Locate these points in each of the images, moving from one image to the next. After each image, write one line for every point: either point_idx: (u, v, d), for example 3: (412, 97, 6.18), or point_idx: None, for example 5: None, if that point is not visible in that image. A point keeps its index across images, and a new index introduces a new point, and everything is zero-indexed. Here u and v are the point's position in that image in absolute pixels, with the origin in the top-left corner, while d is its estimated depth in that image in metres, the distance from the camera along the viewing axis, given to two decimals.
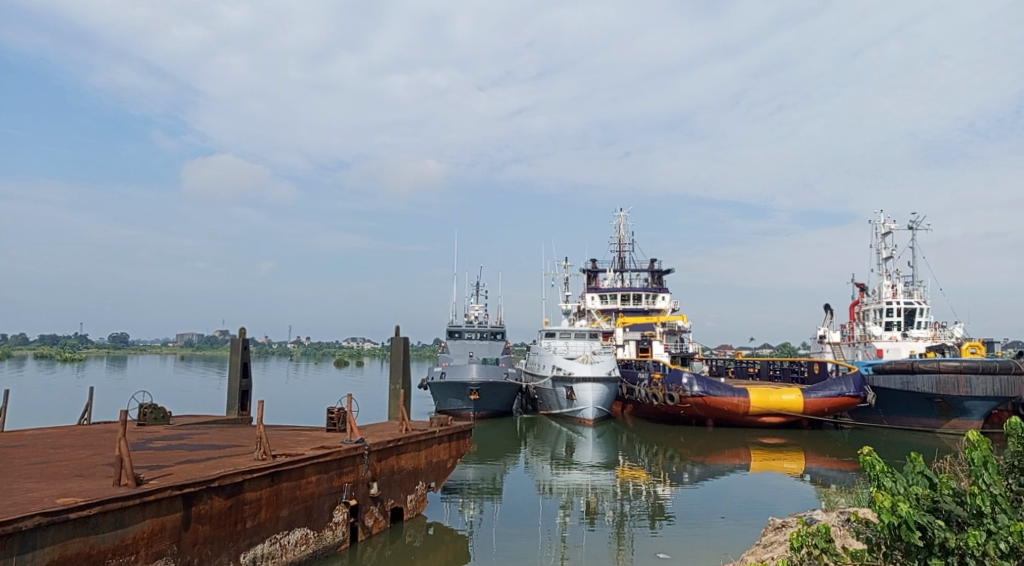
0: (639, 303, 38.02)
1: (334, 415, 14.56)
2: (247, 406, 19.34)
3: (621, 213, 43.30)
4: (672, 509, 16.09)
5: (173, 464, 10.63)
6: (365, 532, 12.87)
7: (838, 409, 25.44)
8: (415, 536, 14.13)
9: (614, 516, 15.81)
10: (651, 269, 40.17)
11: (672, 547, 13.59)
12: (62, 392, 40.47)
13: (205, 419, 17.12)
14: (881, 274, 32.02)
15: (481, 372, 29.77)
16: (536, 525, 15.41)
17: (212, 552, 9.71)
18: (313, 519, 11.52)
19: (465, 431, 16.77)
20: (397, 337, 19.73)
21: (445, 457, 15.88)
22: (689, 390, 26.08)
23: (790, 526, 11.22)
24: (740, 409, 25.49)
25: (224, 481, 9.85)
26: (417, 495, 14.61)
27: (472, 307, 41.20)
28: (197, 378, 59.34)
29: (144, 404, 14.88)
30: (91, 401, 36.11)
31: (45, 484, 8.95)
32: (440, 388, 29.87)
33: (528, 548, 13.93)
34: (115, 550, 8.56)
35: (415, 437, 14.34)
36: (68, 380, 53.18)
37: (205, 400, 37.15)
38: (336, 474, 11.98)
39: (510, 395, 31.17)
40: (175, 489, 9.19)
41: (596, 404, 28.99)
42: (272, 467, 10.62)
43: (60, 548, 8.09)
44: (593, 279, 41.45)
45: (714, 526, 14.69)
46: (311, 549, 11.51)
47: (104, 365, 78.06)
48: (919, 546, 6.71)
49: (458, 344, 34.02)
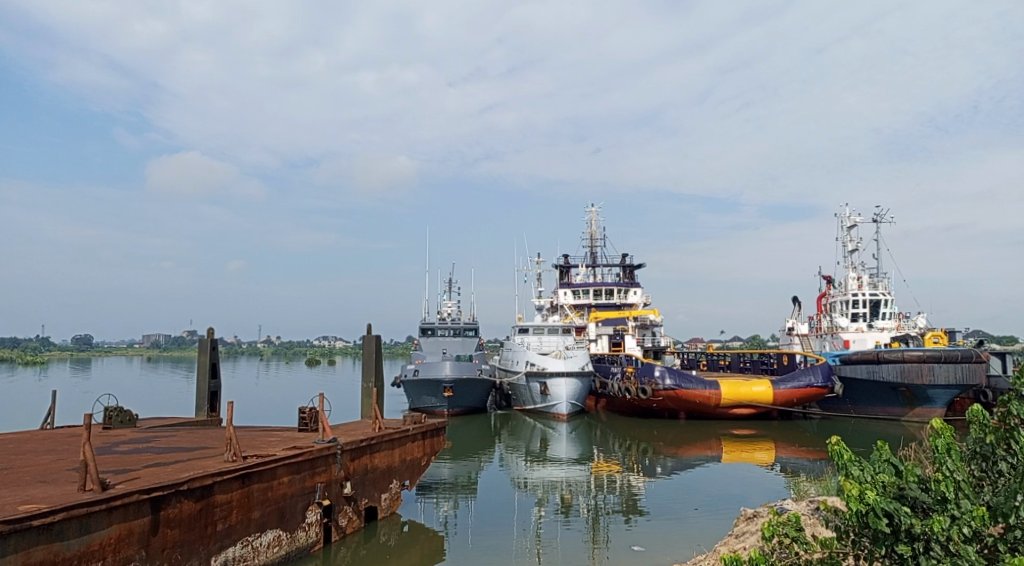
0: (611, 298, 38.25)
1: (306, 415, 14.42)
2: (215, 407, 19.07)
3: (592, 208, 43.50)
4: (645, 502, 16.21)
5: (141, 468, 10.46)
6: (339, 533, 12.79)
7: (808, 400, 25.77)
8: (390, 535, 14.06)
9: (589, 511, 15.83)
10: (622, 264, 40.34)
11: (647, 539, 13.66)
12: (25, 397, 39.73)
13: (173, 422, 16.84)
14: (847, 266, 32.47)
15: (455, 370, 29.77)
16: (511, 521, 15.41)
17: (182, 556, 9.58)
18: (285, 521, 11.40)
19: (439, 428, 16.73)
20: (368, 336, 19.60)
21: (418, 455, 15.79)
22: (662, 384, 26.20)
23: (761, 516, 11.35)
24: (712, 401, 25.72)
25: (193, 484, 9.71)
26: (391, 494, 14.54)
27: (445, 304, 41.07)
28: (166, 379, 58.63)
29: (109, 407, 14.65)
30: (54, 404, 35.45)
31: (6, 491, 8.74)
32: (413, 386, 29.77)
33: (503, 545, 13.88)
34: (81, 557, 8.41)
35: (388, 436, 14.26)
36: (29, 383, 52.41)
37: (172, 402, 36.57)
38: (308, 474, 11.87)
39: (484, 392, 31.18)
40: (142, 493, 9.04)
41: (570, 399, 29.05)
42: (243, 469, 10.49)
43: (23, 556, 7.91)
44: (565, 275, 41.50)
45: (688, 518, 14.80)
46: (284, 550, 11.41)
47: (72, 368, 76.93)
48: (886, 533, 6.79)
49: (430, 342, 33.88)
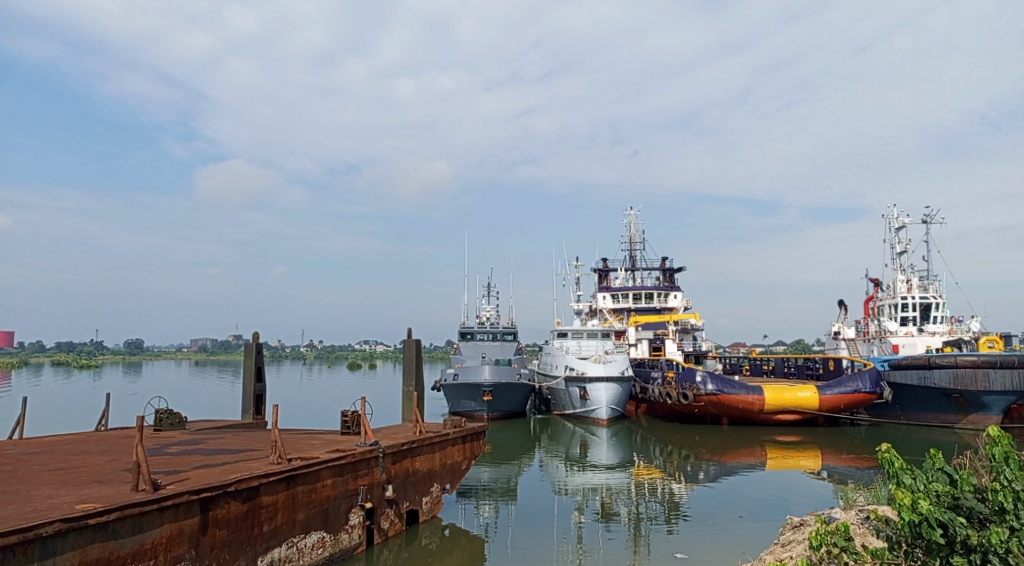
0: (651, 302, 37.94)
1: (348, 418, 14.59)
2: (261, 410, 19.35)
3: (631, 211, 43.36)
4: (687, 508, 16.09)
5: (190, 469, 10.69)
6: (381, 535, 12.91)
7: (855, 406, 25.30)
8: (431, 538, 14.15)
9: (630, 517, 15.76)
10: (662, 267, 40.03)
11: (690, 546, 13.57)
12: (78, 399, 40.80)
13: (222, 425, 17.16)
14: (895, 269, 31.77)
15: (494, 374, 29.80)
16: (552, 526, 15.39)
17: (229, 556, 9.76)
18: (328, 523, 11.54)
19: (478, 432, 16.77)
20: (409, 340, 19.77)
21: (459, 459, 15.86)
22: (703, 389, 26.01)
23: (808, 525, 11.12)
24: (755, 407, 25.39)
25: (240, 485, 9.87)
26: (431, 498, 14.63)
27: (484, 309, 41.23)
28: (212, 382, 59.75)
29: (159, 409, 14.98)
30: (106, 407, 36.26)
31: (63, 491, 9.00)
32: (454, 390, 29.99)
33: (542, 550, 13.84)
34: (135, 555, 8.61)
35: (428, 439, 14.32)
36: (85, 386, 54.40)
37: (218, 405, 37.16)
38: (351, 477, 12.01)
39: (524, 396, 31.20)
40: (192, 494, 9.22)
41: (610, 404, 28.91)
42: (288, 471, 10.65)
43: (80, 554, 8.12)
44: (604, 279, 41.30)
45: (731, 525, 14.64)
46: (328, 552, 11.56)
47: (124, 371, 79.07)
48: (940, 544, 6.66)
49: (470, 346, 34.01)
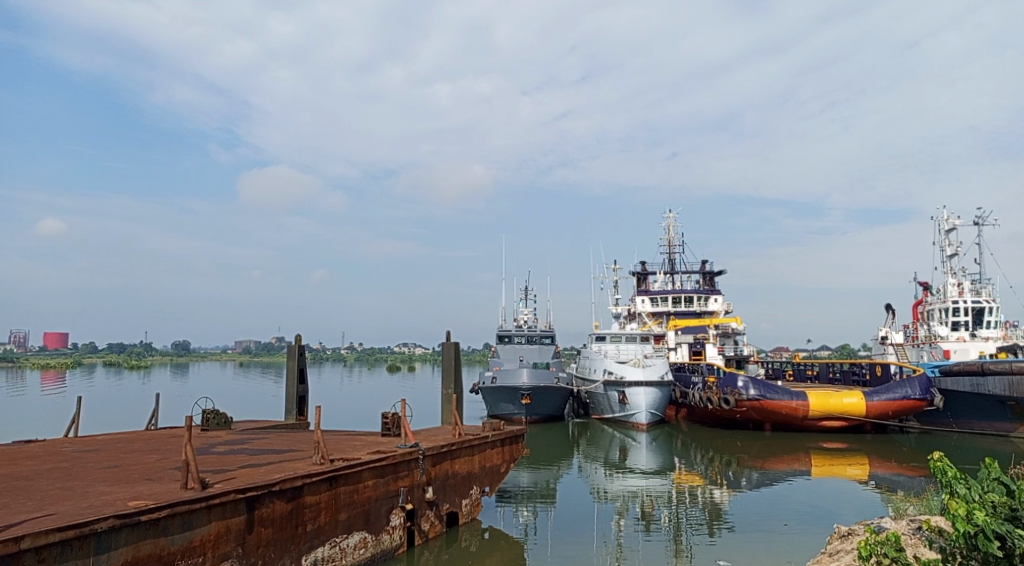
0: (691, 306, 37.59)
1: (388, 420, 14.75)
2: (303, 411, 19.60)
3: (670, 213, 43.08)
4: (729, 515, 15.91)
5: (236, 468, 10.88)
6: (422, 536, 12.99)
7: (903, 413, 24.78)
8: (471, 540, 14.20)
9: (670, 523, 15.68)
10: (702, 270, 39.66)
11: (733, 554, 13.42)
12: (128, 399, 41.81)
13: (265, 425, 17.43)
14: (946, 272, 31.05)
15: (533, 377, 29.79)
16: (591, 531, 15.34)
17: (274, 555, 9.91)
18: (370, 523, 11.64)
19: (518, 436, 16.80)
20: (448, 343, 19.89)
21: (498, 462, 15.90)
22: (746, 394, 25.73)
23: (856, 534, 10.89)
24: (799, 412, 25.01)
25: (285, 485, 10.02)
26: (471, 500, 14.67)
27: (522, 312, 41.28)
28: (255, 384, 60.69)
29: (206, 410, 15.27)
30: (154, 407, 37.07)
31: (117, 488, 9.22)
32: (492, 393, 30.13)
33: (583, 555, 13.82)
34: (184, 551, 8.79)
35: (468, 442, 14.38)
36: (135, 385, 56.05)
37: (261, 406, 37.72)
38: (392, 478, 12.10)
39: (562, 400, 31.14)
40: (239, 492, 9.37)
41: (649, 409, 28.69)
42: (330, 471, 10.77)
43: (133, 549, 8.31)
44: (643, 282, 41.04)
45: (776, 533, 14.45)
46: (369, 552, 11.66)
47: (172, 372, 80.95)
48: (998, 556, 6.50)
49: (508, 349, 34.06)
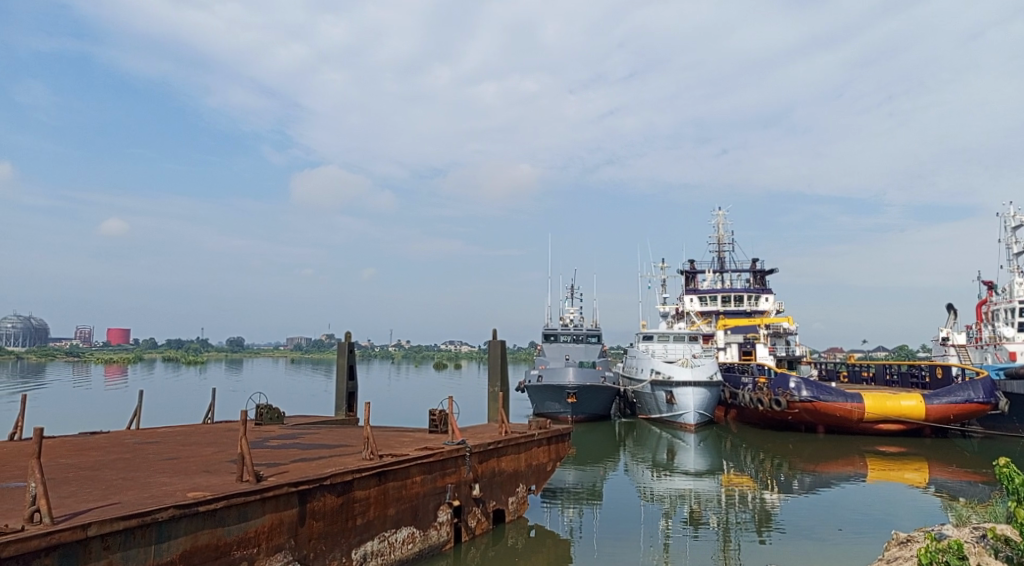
0: (741, 305, 37.04)
1: (435, 417, 14.82)
2: (353, 407, 19.83)
3: (719, 211, 42.54)
4: (780, 519, 15.61)
5: (289, 462, 11.05)
6: (468, 533, 13.03)
7: (965, 417, 24.04)
8: (517, 538, 14.21)
9: (719, 525, 15.46)
10: (753, 269, 39.05)
11: (784, 558, 13.19)
12: (186, 394, 42.77)
13: (316, 420, 17.72)
14: (1011, 271, 30.03)
15: (579, 376, 29.69)
16: (639, 531, 15.23)
17: (326, 548, 10.04)
18: (418, 518, 11.72)
19: (564, 435, 16.74)
20: (494, 341, 19.94)
21: (544, 460, 15.86)
22: (798, 395, 25.26)
23: (917, 541, 10.59)
24: (854, 415, 24.46)
25: (336, 479, 10.14)
26: (518, 498, 14.68)
27: (568, 310, 41.21)
28: (306, 379, 61.64)
29: (260, 405, 15.56)
30: (209, 402, 37.91)
31: (176, 479, 9.44)
32: (538, 391, 30.10)
33: (630, 555, 13.75)
34: (240, 542, 8.95)
35: (514, 440, 14.37)
36: (192, 380, 57.52)
37: (312, 402, 38.29)
38: (439, 475, 12.16)
39: (608, 399, 30.96)
40: (291, 486, 9.52)
41: (697, 409, 28.34)
42: (379, 467, 10.87)
43: (192, 539, 8.49)
44: (691, 281, 40.57)
45: (830, 538, 14.13)
46: (417, 547, 11.74)
47: (225, 368, 82.80)
48: None
49: (553, 347, 34.02)
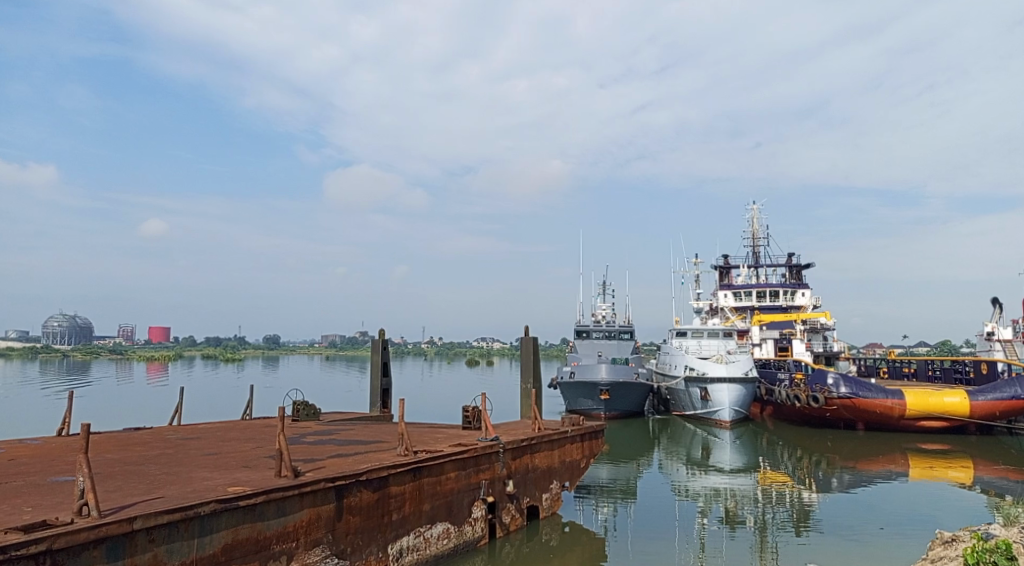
0: (777, 300, 36.55)
1: (468, 413, 14.84)
2: (387, 403, 19.95)
3: (754, 205, 41.99)
4: (819, 517, 15.40)
5: (325, 458, 11.15)
6: (503, 529, 13.03)
7: (1011, 414, 23.53)
8: (552, 534, 14.18)
9: (757, 523, 15.28)
10: (788, 264, 38.50)
11: (824, 556, 13.02)
12: (224, 391, 43.35)
13: (351, 416, 17.85)
14: None
15: (612, 373, 29.54)
16: (674, 529, 15.13)
17: (362, 542, 10.10)
18: (453, 514, 11.75)
19: (598, 431, 16.67)
20: (526, 338, 19.91)
21: (578, 457, 15.81)
22: (836, 392, 24.91)
23: (962, 541, 10.39)
24: (895, 412, 24.05)
25: (371, 475, 10.19)
26: (551, 494, 14.65)
27: (600, 307, 41.05)
28: (341, 377, 62.13)
29: (296, 401, 15.72)
30: (247, 399, 38.44)
31: (217, 474, 9.56)
32: (570, 388, 30.03)
33: (665, 553, 13.69)
34: (279, 536, 9.04)
35: (548, 436, 14.34)
36: (230, 378, 58.29)
37: (347, 398, 38.60)
38: (473, 471, 12.16)
39: (642, 395, 30.77)
40: (328, 481, 9.59)
41: (733, 406, 28.05)
42: (414, 463, 10.90)
43: (233, 533, 8.59)
44: (725, 276, 40.12)
45: (872, 537, 13.92)
46: (452, 543, 11.77)
47: (261, 365, 83.81)
48: None
49: (586, 344, 33.91)
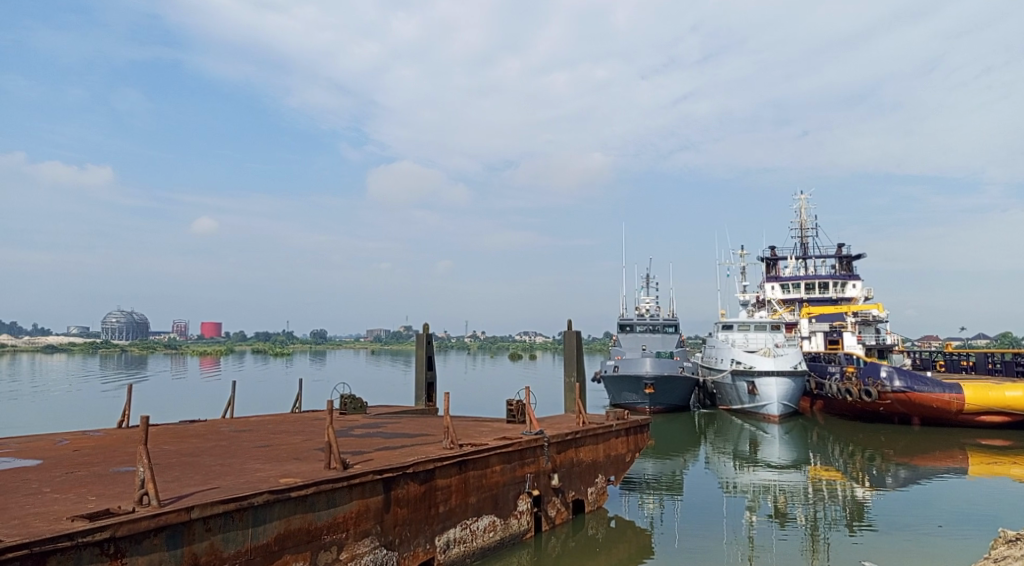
0: (827, 292, 35.84)
1: (513, 407, 14.83)
2: (432, 397, 20.07)
3: (802, 195, 41.18)
4: (873, 514, 15.06)
5: (373, 450, 11.26)
6: (548, 523, 13.02)
7: None
8: (598, 528, 14.12)
9: (807, 519, 15.02)
10: (838, 255, 37.69)
11: (878, 554, 12.75)
12: (274, 384, 44.06)
13: (397, 410, 18.00)
14: None
15: (656, 367, 29.28)
16: (723, 524, 14.96)
17: (410, 534, 10.18)
18: (499, 507, 11.76)
19: (643, 426, 16.52)
20: (570, 332, 19.83)
21: (623, 451, 15.71)
22: (890, 386, 24.37)
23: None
24: (953, 407, 23.42)
25: (418, 467, 10.25)
26: (597, 488, 14.59)
27: (644, 300, 40.73)
28: (388, 371, 62.67)
29: (344, 395, 15.91)
30: (297, 392, 39.06)
31: (268, 465, 9.72)
32: (614, 382, 29.90)
33: (714, 547, 13.56)
34: (330, 527, 9.15)
35: (593, 430, 14.27)
36: (280, 372, 59.24)
37: (393, 392, 38.94)
38: (518, 464, 12.15)
39: (687, 390, 30.48)
40: (376, 473, 9.67)
41: (781, 400, 27.61)
42: (460, 456, 10.93)
43: (285, 523, 8.72)
44: (773, 268, 39.46)
45: (929, 535, 13.56)
46: (498, 536, 11.78)
47: (310, 360, 84.96)
48: None
49: (630, 338, 33.69)
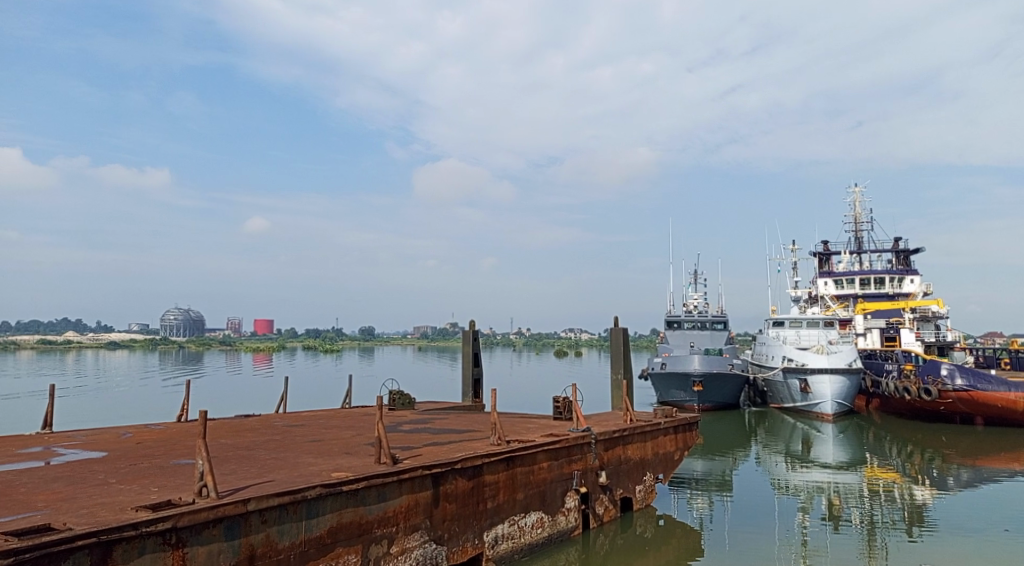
0: (882, 288, 34.94)
1: (560, 404, 14.75)
2: (479, 393, 20.08)
3: (855, 189, 40.19)
4: (934, 517, 14.62)
5: (421, 446, 11.30)
6: (596, 520, 12.92)
7: None
8: (646, 527, 13.97)
9: (863, 521, 14.65)
10: (895, 249, 36.69)
11: (940, 558, 12.39)
12: (324, 380, 44.60)
13: (445, 406, 18.05)
14: None
15: (705, 364, 28.85)
16: (776, 525, 14.68)
17: (458, 529, 10.19)
18: (547, 503, 11.71)
19: (692, 423, 16.29)
20: (617, 328, 19.66)
21: (672, 449, 15.51)
22: (951, 384, 23.66)
23: None
24: (1019, 406, 22.65)
25: (466, 463, 10.25)
26: (645, 486, 14.44)
27: (692, 297, 40.22)
28: (435, 367, 62.93)
29: (392, 391, 16.01)
30: (347, 388, 39.47)
31: (320, 459, 9.82)
32: (662, 379, 29.59)
33: (766, 547, 13.34)
34: (381, 520, 9.20)
35: (641, 427, 14.12)
36: (330, 369, 59.91)
37: (441, 389, 39.13)
38: (565, 461, 12.07)
39: (737, 387, 30.00)
40: (426, 468, 9.69)
41: (835, 398, 27.00)
42: (507, 452, 10.90)
43: (337, 516, 8.80)
44: (826, 263, 38.61)
45: (993, 539, 13.11)
46: (546, 532, 11.74)
47: (359, 356, 85.82)
48: None
49: (678, 335, 33.30)
